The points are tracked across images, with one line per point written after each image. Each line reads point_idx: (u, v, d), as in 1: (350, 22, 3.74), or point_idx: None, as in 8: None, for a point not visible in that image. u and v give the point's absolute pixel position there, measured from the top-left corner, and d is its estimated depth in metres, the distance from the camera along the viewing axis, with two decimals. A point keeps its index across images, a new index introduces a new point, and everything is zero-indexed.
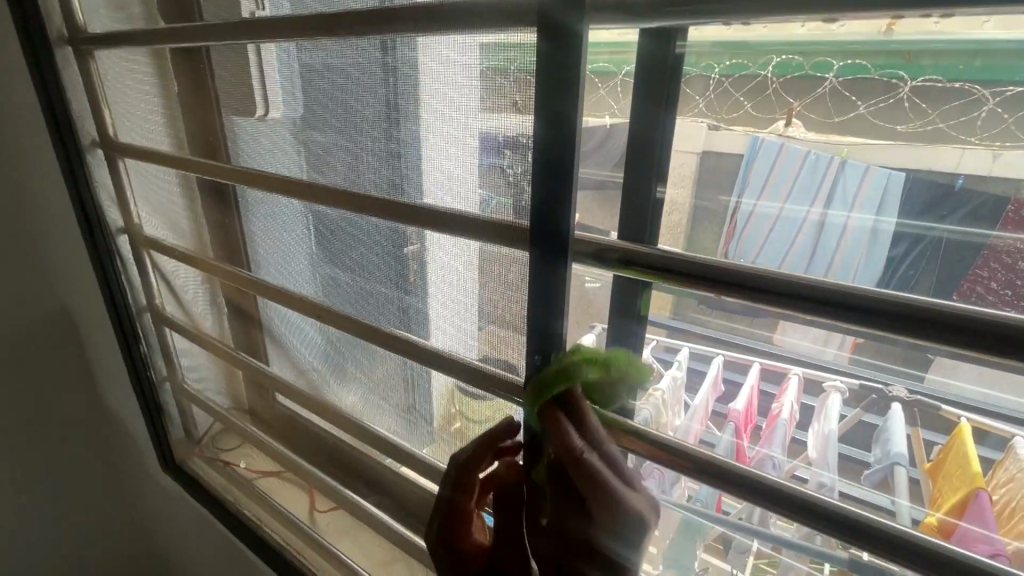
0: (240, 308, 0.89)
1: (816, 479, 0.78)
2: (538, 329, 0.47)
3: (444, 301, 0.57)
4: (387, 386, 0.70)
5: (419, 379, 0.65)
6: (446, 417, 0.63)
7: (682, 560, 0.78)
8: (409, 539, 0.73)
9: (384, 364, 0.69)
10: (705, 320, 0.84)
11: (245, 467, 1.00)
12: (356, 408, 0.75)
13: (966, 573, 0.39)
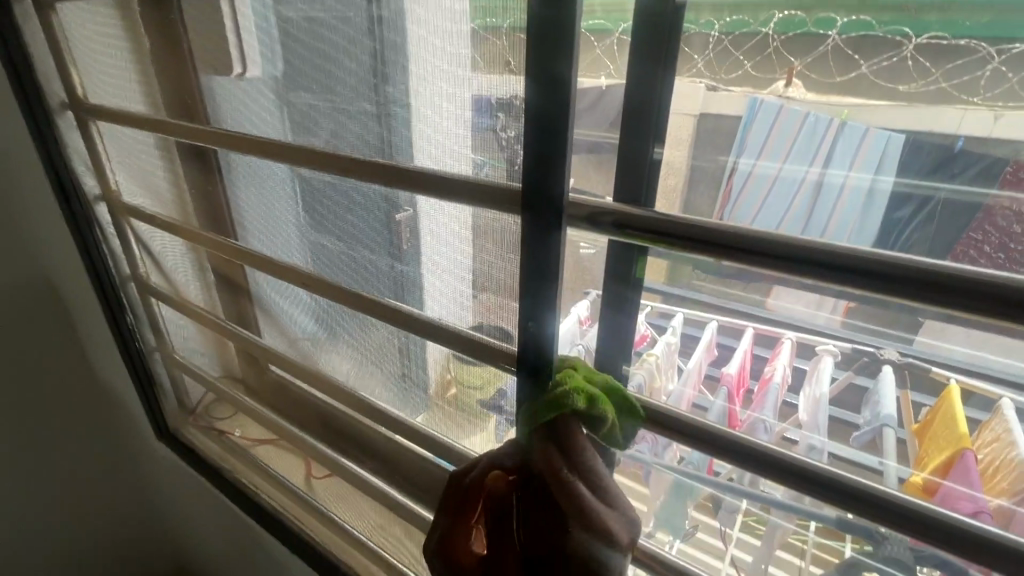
0: (228, 277, 0.88)
1: (805, 441, 0.80)
2: (531, 298, 0.46)
3: (437, 269, 0.56)
4: (381, 354, 0.69)
5: (414, 347, 0.65)
6: (441, 384, 0.63)
7: (674, 519, 0.82)
8: (405, 504, 0.74)
9: (378, 333, 0.68)
10: (698, 290, 0.83)
11: (241, 436, 1.01)
12: (348, 378, 0.74)
13: (954, 535, 0.39)
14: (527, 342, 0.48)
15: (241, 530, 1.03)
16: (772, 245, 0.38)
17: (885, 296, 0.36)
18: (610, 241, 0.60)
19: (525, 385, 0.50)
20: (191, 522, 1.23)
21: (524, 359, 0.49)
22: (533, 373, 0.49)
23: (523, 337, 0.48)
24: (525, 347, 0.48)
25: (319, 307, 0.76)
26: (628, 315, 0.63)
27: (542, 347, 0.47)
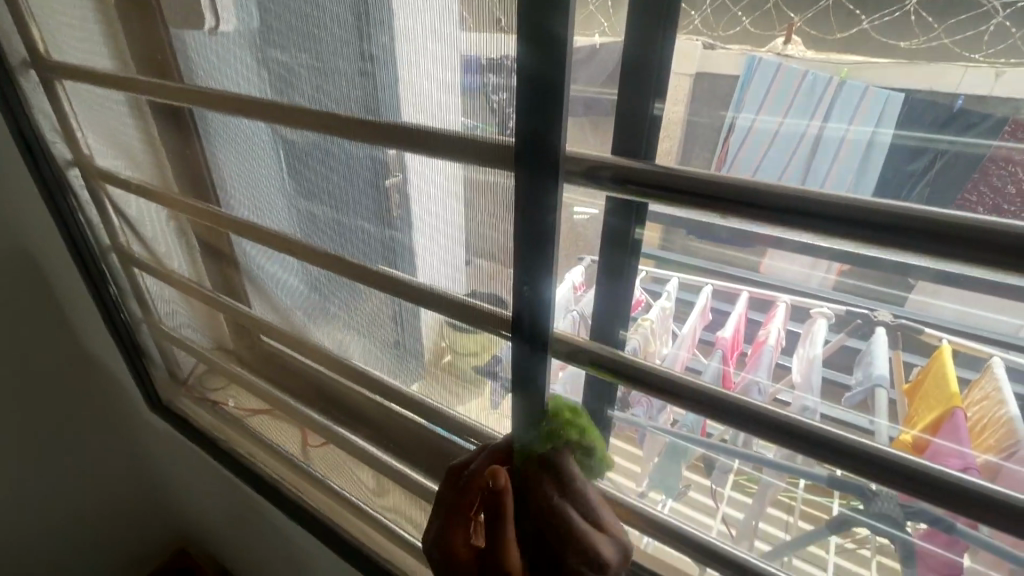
0: (209, 247, 0.84)
1: (798, 403, 0.81)
2: (526, 265, 0.44)
3: (429, 236, 0.54)
4: (373, 325, 0.68)
5: (407, 315, 0.63)
6: (434, 352, 0.61)
7: (668, 480, 0.83)
8: (402, 471, 0.74)
9: (369, 303, 0.66)
10: (693, 255, 0.82)
11: (233, 407, 0.99)
12: (342, 348, 0.73)
13: (943, 487, 0.40)
14: (521, 311, 0.46)
15: (240, 498, 1.05)
16: (774, 198, 0.36)
17: (887, 251, 0.35)
18: (609, 198, 0.58)
19: (521, 353, 0.48)
20: (189, 492, 1.24)
21: (518, 327, 0.47)
22: (528, 342, 0.47)
23: (516, 305, 0.46)
24: (517, 316, 0.47)
25: (307, 277, 0.74)
26: (626, 283, 0.63)
27: (536, 315, 0.46)
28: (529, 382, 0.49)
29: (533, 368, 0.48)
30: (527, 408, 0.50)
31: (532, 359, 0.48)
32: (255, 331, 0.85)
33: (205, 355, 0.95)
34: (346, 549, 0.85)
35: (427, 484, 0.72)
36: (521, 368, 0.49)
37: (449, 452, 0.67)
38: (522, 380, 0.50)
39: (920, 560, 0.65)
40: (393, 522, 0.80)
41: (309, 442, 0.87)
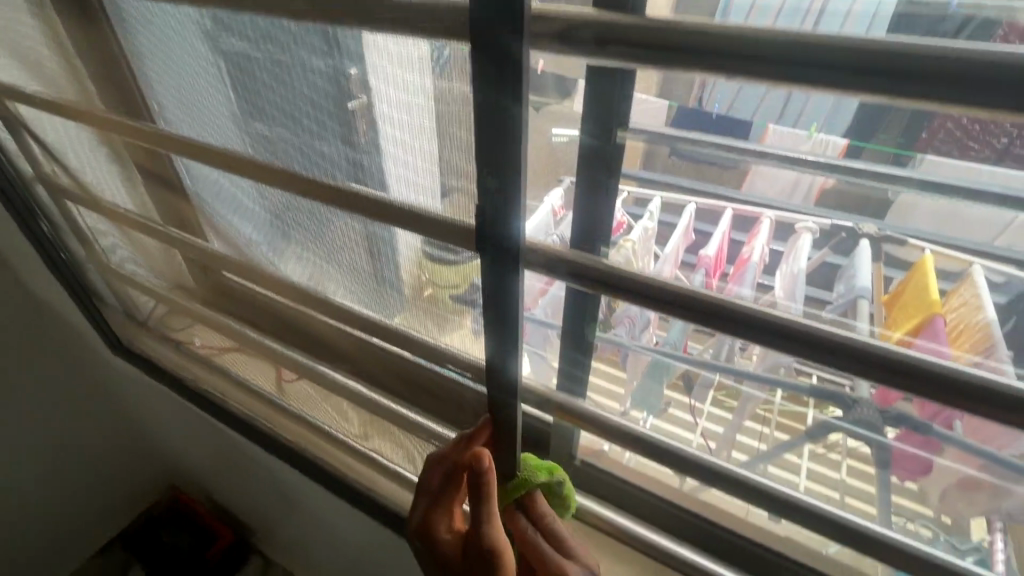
0: (144, 175, 0.75)
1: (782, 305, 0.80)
2: (486, 163, 0.36)
3: (400, 153, 0.46)
4: (349, 257, 0.61)
5: (381, 244, 0.56)
6: (414, 287, 0.57)
7: (649, 398, 0.83)
8: (380, 403, 0.73)
9: (341, 234, 0.59)
10: (675, 175, 0.77)
11: (200, 345, 0.94)
12: (314, 283, 0.67)
13: (935, 381, 0.39)
14: (486, 220, 0.39)
15: (223, 439, 1.04)
16: (782, 49, 0.31)
17: (904, 104, 0.31)
18: (587, 66, 0.49)
19: (489, 273, 0.42)
20: (172, 436, 1.23)
21: (483, 241, 0.40)
22: (496, 255, 0.40)
23: (476, 213, 0.39)
24: (482, 226, 0.40)
25: (261, 206, 0.65)
26: (605, 198, 0.57)
27: (498, 223, 0.39)
28: (500, 306, 0.43)
29: (502, 288, 0.42)
30: (504, 336, 0.45)
31: (500, 278, 0.42)
32: (215, 267, 0.78)
33: (161, 294, 0.89)
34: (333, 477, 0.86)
35: (406, 415, 0.71)
36: (491, 287, 0.43)
37: (425, 380, 0.65)
38: (494, 304, 0.44)
39: (892, 458, 0.68)
40: (379, 453, 0.80)
41: (282, 378, 0.84)
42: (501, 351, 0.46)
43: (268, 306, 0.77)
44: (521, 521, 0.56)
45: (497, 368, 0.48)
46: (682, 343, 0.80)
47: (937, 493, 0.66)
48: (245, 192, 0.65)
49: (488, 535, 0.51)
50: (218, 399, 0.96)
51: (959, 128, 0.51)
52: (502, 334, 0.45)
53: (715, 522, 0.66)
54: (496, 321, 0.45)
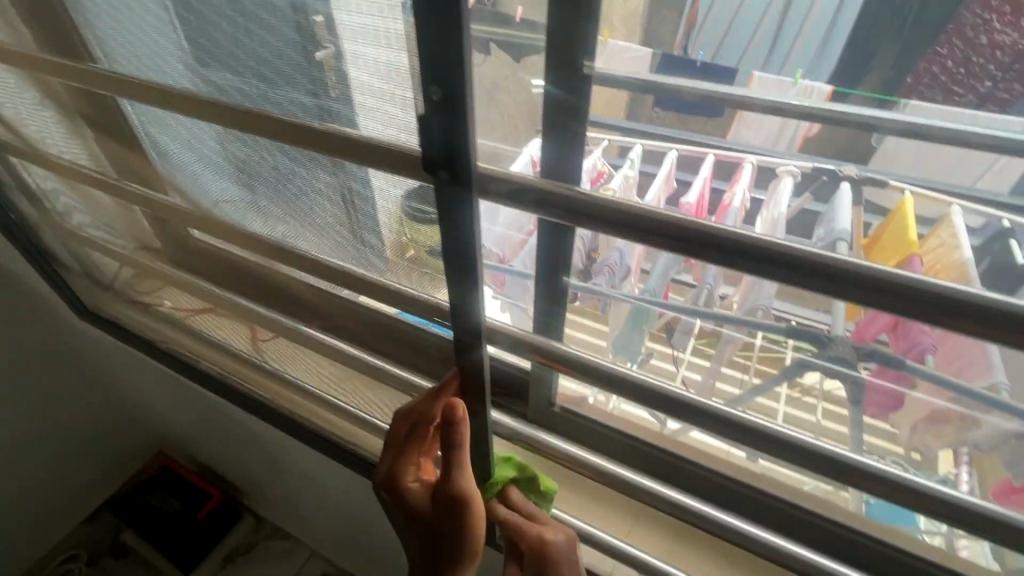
0: (88, 126, 0.69)
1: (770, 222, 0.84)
2: (429, 63, 0.28)
3: (377, 91, 0.41)
4: (324, 215, 0.56)
5: (360, 198, 0.51)
6: (398, 248, 0.53)
7: (630, 344, 0.83)
8: (358, 358, 0.71)
9: (315, 190, 0.54)
10: (658, 125, 0.73)
11: (172, 307, 0.91)
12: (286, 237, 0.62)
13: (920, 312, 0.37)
14: (433, 136, 0.31)
15: (202, 401, 1.02)
16: None
17: None
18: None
19: (447, 208, 0.35)
20: (152, 401, 1.21)
21: (430, 165, 0.33)
22: (448, 178, 0.33)
23: (420, 127, 0.31)
24: (427, 143, 0.32)
25: (222, 157, 0.59)
26: (575, 140, 0.50)
27: (446, 138, 0.31)
28: (461, 246, 0.37)
29: (459, 222, 0.35)
30: (463, 279, 0.39)
31: (456, 210, 0.35)
32: (178, 225, 0.74)
33: (125, 256, 0.85)
34: (316, 435, 0.86)
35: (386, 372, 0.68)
36: (449, 222, 0.36)
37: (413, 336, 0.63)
38: (453, 242, 0.37)
39: (867, 394, 0.69)
40: (357, 407, 0.78)
41: (258, 337, 0.82)
42: (460, 294, 0.40)
43: (238, 265, 0.75)
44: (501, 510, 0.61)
45: (460, 314, 0.42)
46: (663, 289, 0.82)
47: (908, 427, 0.68)
48: (204, 140, 0.59)
49: (460, 484, 0.51)
50: (191, 361, 0.94)
51: (943, 75, 0.44)
52: (462, 275, 0.39)
53: (693, 461, 0.67)
54: (455, 263, 0.38)
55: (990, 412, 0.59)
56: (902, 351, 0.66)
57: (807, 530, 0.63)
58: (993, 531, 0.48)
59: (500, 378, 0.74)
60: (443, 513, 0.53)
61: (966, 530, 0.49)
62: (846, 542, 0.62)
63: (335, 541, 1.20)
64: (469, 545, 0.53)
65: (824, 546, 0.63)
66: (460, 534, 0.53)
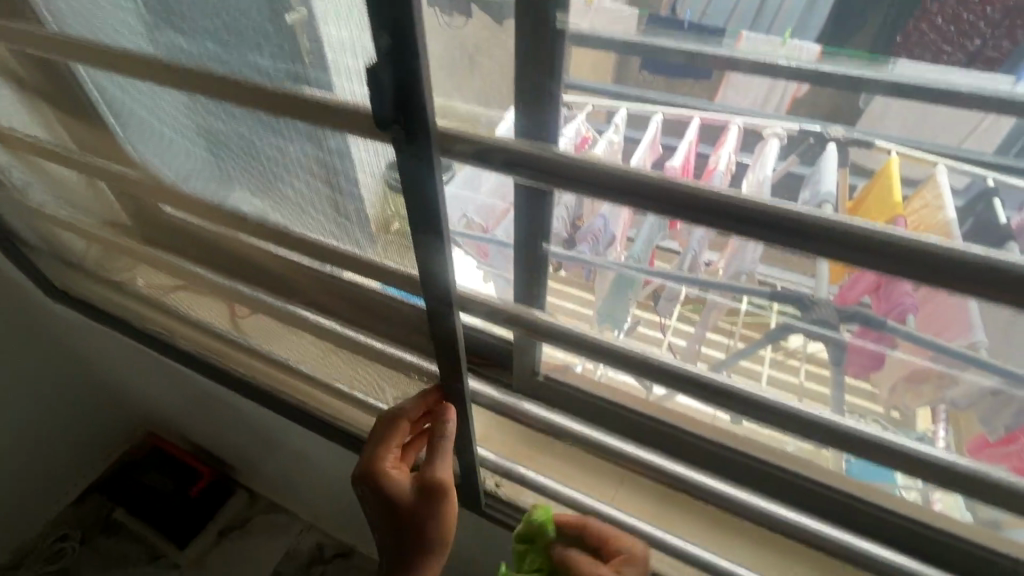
0: (19, 88, 0.62)
1: (755, 181, 0.83)
2: (376, 7, 0.26)
3: (335, 35, 0.34)
4: (300, 190, 0.48)
5: (333, 163, 0.43)
6: (383, 229, 0.44)
7: (616, 311, 0.82)
8: (341, 335, 0.63)
9: (287, 160, 0.46)
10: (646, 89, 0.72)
11: (145, 284, 0.85)
12: (258, 217, 0.54)
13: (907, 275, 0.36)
14: (384, 92, 0.29)
15: (187, 379, 1.01)
16: None
17: None
18: None
19: (405, 167, 0.33)
20: (135, 382, 1.19)
21: (383, 123, 0.31)
22: (403, 136, 0.31)
23: (370, 82, 0.29)
24: (377, 99, 0.29)
25: (181, 126, 0.52)
26: (549, 99, 0.46)
27: (399, 93, 0.29)
28: (425, 209, 0.35)
29: (420, 183, 0.33)
30: (430, 243, 0.37)
31: (415, 170, 0.33)
32: (127, 197, 0.67)
33: (84, 233, 0.79)
34: (300, 409, 0.86)
35: (367, 353, 0.61)
36: (408, 183, 0.34)
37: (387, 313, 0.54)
38: (415, 202, 0.35)
39: (847, 355, 0.69)
40: (351, 387, 0.72)
41: (236, 314, 0.75)
42: (428, 261, 0.38)
43: (191, 242, 0.67)
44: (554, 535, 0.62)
45: (430, 281, 0.41)
46: (648, 255, 0.82)
47: (887, 387, 0.69)
48: (158, 106, 0.51)
49: (440, 470, 0.53)
50: (170, 340, 0.92)
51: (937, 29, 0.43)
52: (428, 239, 0.37)
53: (678, 426, 0.68)
54: (419, 226, 0.37)
55: (968, 369, 0.60)
56: (884, 311, 0.66)
57: (791, 491, 0.64)
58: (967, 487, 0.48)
59: (484, 350, 0.73)
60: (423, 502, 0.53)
61: (942, 486, 0.50)
62: (828, 501, 0.63)
63: (328, 513, 1.20)
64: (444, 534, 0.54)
65: (807, 505, 0.64)
66: (440, 522, 0.54)
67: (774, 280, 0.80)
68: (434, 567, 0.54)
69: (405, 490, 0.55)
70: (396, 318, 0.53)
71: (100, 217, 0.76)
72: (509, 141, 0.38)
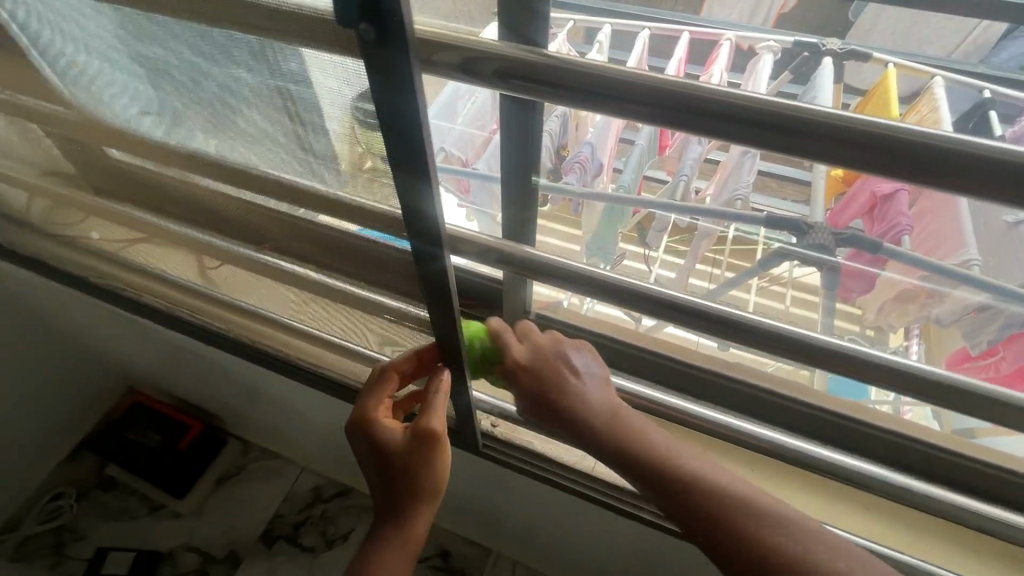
0: None
1: (754, 82, 0.79)
2: None
3: None
4: (253, 127, 0.38)
5: (290, 91, 0.33)
6: (361, 175, 0.35)
7: (607, 245, 0.79)
8: (324, 285, 0.56)
9: (234, 90, 0.35)
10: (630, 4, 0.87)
11: (98, 241, 0.75)
12: (215, 160, 0.44)
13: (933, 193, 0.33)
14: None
15: (161, 334, 0.97)
16: None
17: None
18: None
19: (378, 88, 0.26)
20: (104, 341, 1.14)
21: (345, 27, 0.23)
22: (374, 46, 0.24)
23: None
24: None
25: (90, 47, 0.40)
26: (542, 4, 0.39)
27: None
28: (405, 146, 0.29)
29: (396, 110, 0.27)
30: (410, 181, 0.31)
31: (386, 94, 0.26)
32: (53, 140, 0.57)
33: (15, 184, 0.70)
34: (283, 361, 0.82)
35: (360, 296, 0.54)
36: (381, 108, 0.27)
37: (371, 262, 0.47)
38: (391, 132, 0.28)
39: (841, 279, 0.67)
40: (336, 336, 0.66)
41: (204, 265, 0.66)
42: (411, 200, 0.33)
43: (130, 190, 0.58)
44: (513, 356, 0.55)
45: (413, 221, 0.35)
46: (637, 184, 0.78)
47: (875, 307, 0.69)
48: (53, 20, 0.39)
49: (434, 423, 0.53)
50: (133, 296, 0.87)
51: None
52: (408, 175, 0.31)
53: (671, 357, 0.67)
54: (394, 163, 0.31)
55: (960, 287, 0.60)
56: (880, 233, 0.66)
57: (785, 413, 0.65)
58: (961, 410, 0.48)
59: (472, 292, 0.70)
60: (412, 452, 0.53)
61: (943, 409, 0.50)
62: (815, 420, 0.64)
63: (320, 460, 1.20)
64: (434, 483, 0.54)
65: (793, 422, 0.66)
66: (428, 473, 0.54)
67: (757, 200, 0.83)
68: (424, 519, 0.55)
69: (394, 440, 0.54)
70: (376, 262, 0.46)
71: (24, 164, 0.66)
72: (499, 44, 0.32)
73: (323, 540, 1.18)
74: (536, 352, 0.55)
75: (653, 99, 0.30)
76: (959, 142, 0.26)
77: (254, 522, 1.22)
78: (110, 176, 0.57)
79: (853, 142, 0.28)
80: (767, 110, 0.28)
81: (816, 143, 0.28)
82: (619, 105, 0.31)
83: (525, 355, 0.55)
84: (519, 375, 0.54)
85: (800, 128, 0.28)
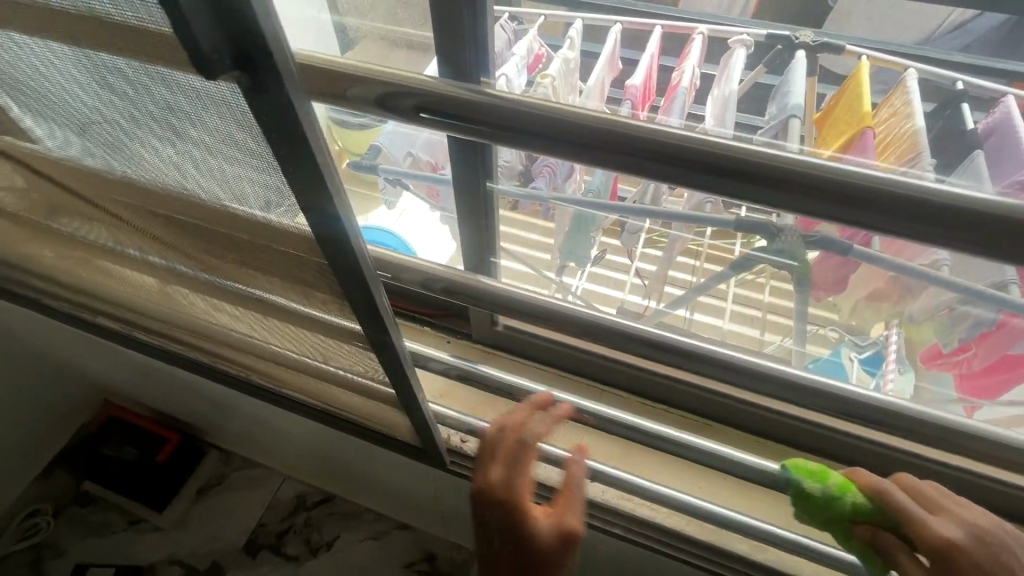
0: None
1: (726, 77, 0.77)
2: None
3: None
4: (184, 162, 0.34)
5: (180, 106, 0.28)
6: (285, 206, 0.31)
7: (578, 249, 0.78)
8: (268, 308, 0.53)
9: (147, 120, 0.31)
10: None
11: (44, 266, 0.73)
12: (144, 189, 0.41)
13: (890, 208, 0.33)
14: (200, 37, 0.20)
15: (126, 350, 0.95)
16: None
17: None
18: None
19: (267, 130, 0.24)
20: (71, 357, 1.12)
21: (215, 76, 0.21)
22: (254, 91, 0.22)
23: (170, 19, 0.19)
24: (191, 42, 0.20)
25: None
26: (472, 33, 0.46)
27: (222, 25, 0.19)
28: (311, 189, 0.28)
29: (295, 155, 0.25)
30: (324, 222, 0.30)
31: (278, 137, 0.25)
32: None
33: None
34: (247, 377, 0.80)
35: (305, 324, 0.51)
36: (278, 151, 0.26)
37: (307, 292, 0.45)
38: (292, 172, 0.27)
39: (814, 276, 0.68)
40: (291, 357, 0.64)
41: (155, 288, 0.64)
42: (333, 241, 0.32)
43: (66, 214, 0.56)
44: (941, 535, 0.41)
45: (337, 258, 0.34)
46: (609, 187, 0.75)
47: (849, 307, 0.70)
48: None
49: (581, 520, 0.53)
50: (91, 317, 0.84)
51: None
52: (321, 217, 0.30)
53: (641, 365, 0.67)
54: (303, 203, 0.29)
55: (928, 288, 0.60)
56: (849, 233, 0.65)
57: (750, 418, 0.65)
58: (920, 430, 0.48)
59: None
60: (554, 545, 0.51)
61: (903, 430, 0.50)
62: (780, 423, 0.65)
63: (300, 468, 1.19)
64: None
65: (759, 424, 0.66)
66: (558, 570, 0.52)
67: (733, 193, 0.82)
68: None
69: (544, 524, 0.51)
70: (312, 294, 0.44)
71: None
72: (433, 81, 0.31)
73: (307, 549, 1.18)
74: (972, 533, 0.41)
75: (601, 140, 0.30)
76: (918, 191, 0.26)
77: (236, 532, 1.21)
78: (48, 205, 0.55)
79: (810, 188, 0.28)
80: (712, 155, 0.28)
81: (752, 183, 0.28)
82: (567, 148, 0.31)
83: (959, 535, 0.41)
84: (955, 561, 0.40)
85: (753, 172, 0.28)
